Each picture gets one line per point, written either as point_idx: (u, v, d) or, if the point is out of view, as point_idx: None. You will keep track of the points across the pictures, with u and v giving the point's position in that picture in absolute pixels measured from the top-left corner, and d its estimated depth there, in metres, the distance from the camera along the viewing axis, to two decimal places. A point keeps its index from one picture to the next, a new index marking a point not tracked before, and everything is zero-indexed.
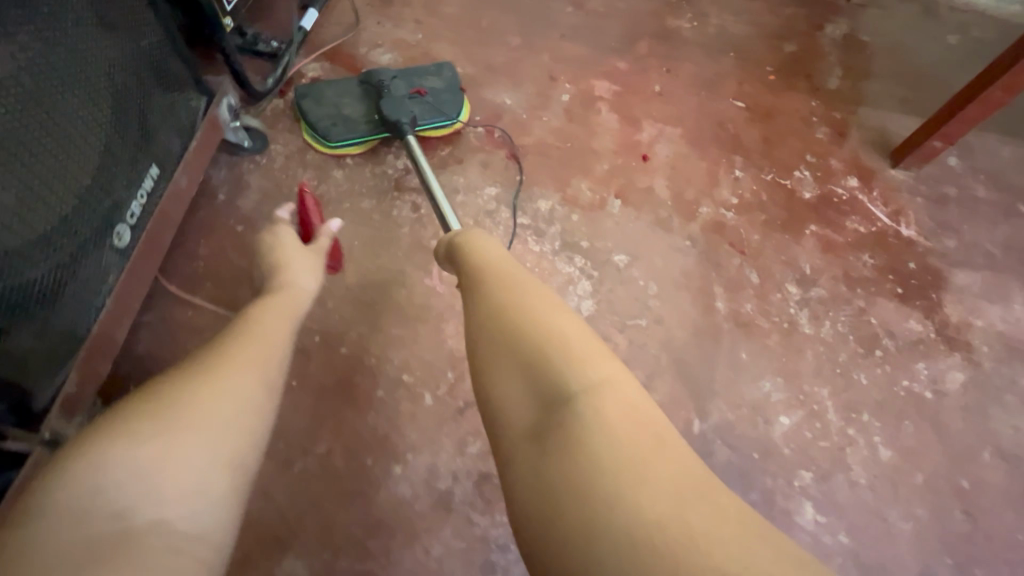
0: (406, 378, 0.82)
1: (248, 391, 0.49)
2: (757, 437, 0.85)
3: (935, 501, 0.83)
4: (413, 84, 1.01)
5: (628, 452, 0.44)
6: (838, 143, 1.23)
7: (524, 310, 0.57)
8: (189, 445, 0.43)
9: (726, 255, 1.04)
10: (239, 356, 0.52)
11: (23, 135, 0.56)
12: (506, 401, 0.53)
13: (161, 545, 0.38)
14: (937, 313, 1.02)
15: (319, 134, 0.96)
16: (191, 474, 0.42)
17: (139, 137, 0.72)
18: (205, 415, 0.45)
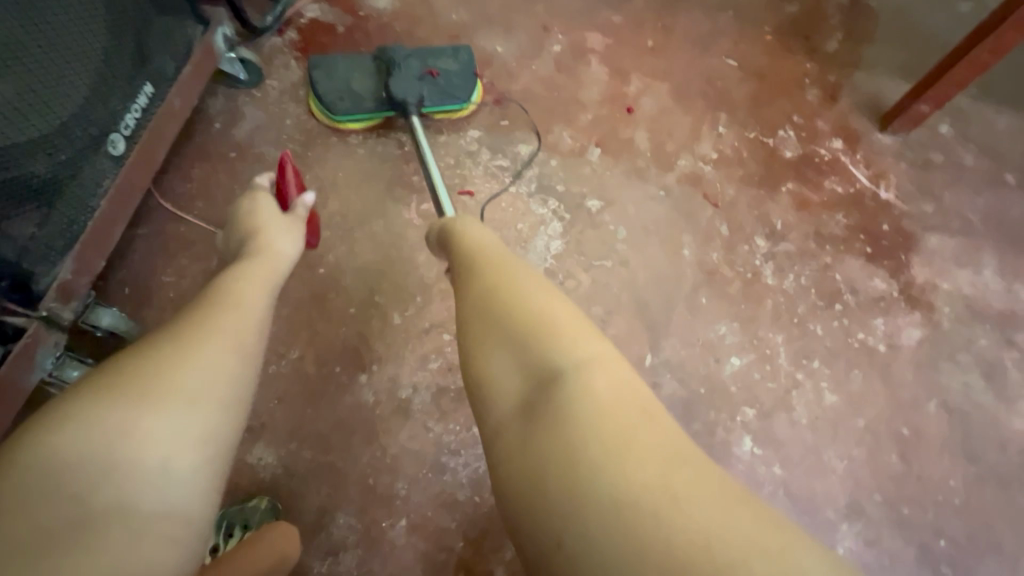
0: (377, 298, 0.88)
1: (228, 364, 0.48)
2: (706, 374, 0.90)
3: (872, 444, 0.88)
4: (427, 64, 1.01)
5: (612, 422, 0.44)
6: (830, 105, 1.22)
7: (515, 295, 0.56)
8: (161, 422, 0.42)
9: (699, 206, 1.06)
10: (220, 325, 0.51)
11: (27, 41, 0.61)
12: (496, 384, 0.51)
13: (128, 524, 0.38)
14: (903, 273, 1.04)
15: (326, 104, 0.96)
16: (162, 452, 0.42)
17: (135, 56, 0.77)
18: (182, 391, 0.44)
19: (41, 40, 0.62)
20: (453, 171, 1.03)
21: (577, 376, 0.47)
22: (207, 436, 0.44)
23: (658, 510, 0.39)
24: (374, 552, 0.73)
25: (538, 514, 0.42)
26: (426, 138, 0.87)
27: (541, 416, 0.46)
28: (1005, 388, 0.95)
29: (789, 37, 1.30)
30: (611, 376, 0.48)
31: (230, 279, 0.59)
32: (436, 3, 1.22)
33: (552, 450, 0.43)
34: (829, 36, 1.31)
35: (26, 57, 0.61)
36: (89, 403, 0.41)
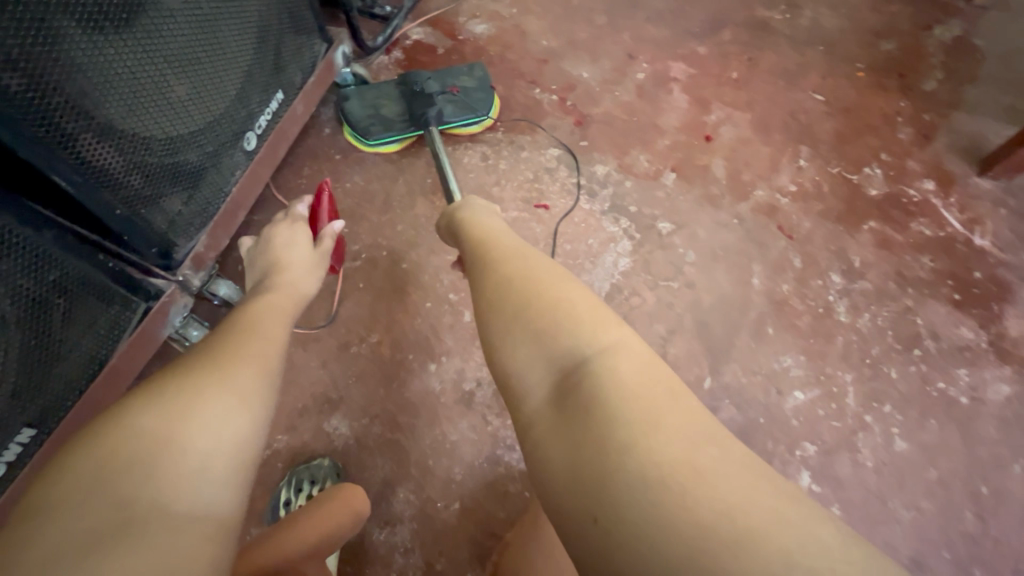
0: (451, 296, 0.95)
1: (247, 376, 0.48)
2: (766, 404, 0.89)
3: (945, 498, 0.83)
4: (446, 83, 1.06)
5: (638, 400, 0.39)
6: (923, 145, 1.18)
7: (531, 283, 0.51)
8: (194, 423, 0.41)
9: (773, 236, 1.06)
10: (238, 347, 0.51)
11: (198, 52, 0.73)
12: (521, 376, 0.46)
13: (166, 524, 0.35)
14: (995, 325, 0.98)
15: (359, 132, 1.03)
16: (197, 454, 0.39)
17: (273, 68, 0.90)
18: (211, 399, 0.43)
19: (207, 52, 0.75)
20: (532, 185, 1.10)
21: (601, 360, 0.43)
22: (239, 443, 0.42)
23: (705, 499, 0.34)
24: (427, 529, 0.78)
25: (576, 524, 0.37)
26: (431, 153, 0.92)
27: (569, 411, 0.41)
28: None
29: (883, 74, 1.27)
30: (633, 357, 0.43)
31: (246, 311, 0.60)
32: (529, 31, 1.31)
33: (587, 448, 0.38)
34: (927, 76, 1.27)
35: (194, 64, 0.73)
36: (118, 418, 0.40)
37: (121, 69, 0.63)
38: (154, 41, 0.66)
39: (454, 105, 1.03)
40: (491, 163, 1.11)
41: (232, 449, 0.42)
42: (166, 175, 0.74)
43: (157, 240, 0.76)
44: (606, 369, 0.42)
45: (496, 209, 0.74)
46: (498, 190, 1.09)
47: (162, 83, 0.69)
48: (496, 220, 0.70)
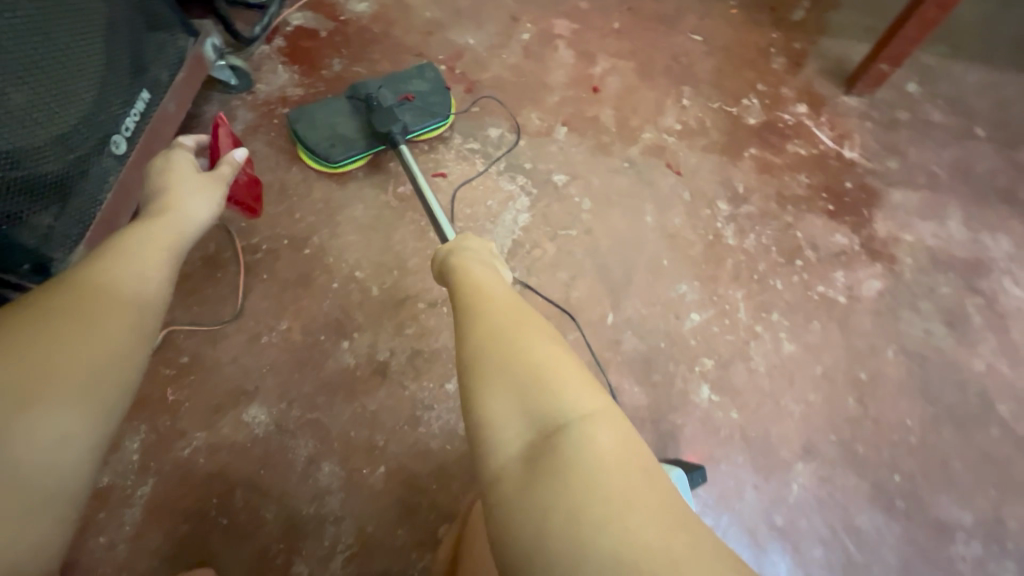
0: (357, 274, 0.97)
1: (111, 360, 0.42)
2: (666, 329, 0.95)
3: (829, 389, 0.92)
4: (399, 91, 1.05)
5: (621, 480, 0.36)
6: (794, 72, 1.26)
7: (508, 327, 0.47)
8: (57, 398, 0.38)
9: (662, 175, 1.11)
10: (109, 315, 0.44)
11: (37, 57, 0.72)
12: (495, 431, 0.42)
13: (23, 501, 0.36)
14: (865, 228, 1.06)
15: (322, 156, 1.00)
16: (59, 427, 0.38)
17: (135, 67, 0.88)
18: (67, 390, 0.39)
19: (48, 55, 0.73)
20: (429, 156, 1.11)
21: (583, 427, 0.40)
22: (110, 406, 0.41)
23: None
24: (355, 498, 0.80)
25: None
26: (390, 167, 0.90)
27: (543, 467, 0.38)
28: (966, 332, 0.97)
29: (754, 9, 1.34)
30: (619, 428, 0.41)
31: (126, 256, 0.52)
32: (412, 5, 1.31)
33: (562, 527, 0.35)
34: (793, 7, 1.34)
35: (35, 70, 0.72)
36: None
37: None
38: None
39: (414, 113, 1.03)
40: None
41: (99, 417, 0.40)
42: (26, 188, 0.73)
43: (25, 255, 0.75)
44: (588, 438, 0.39)
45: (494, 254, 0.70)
46: (395, 163, 1.08)
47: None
48: (492, 264, 0.67)
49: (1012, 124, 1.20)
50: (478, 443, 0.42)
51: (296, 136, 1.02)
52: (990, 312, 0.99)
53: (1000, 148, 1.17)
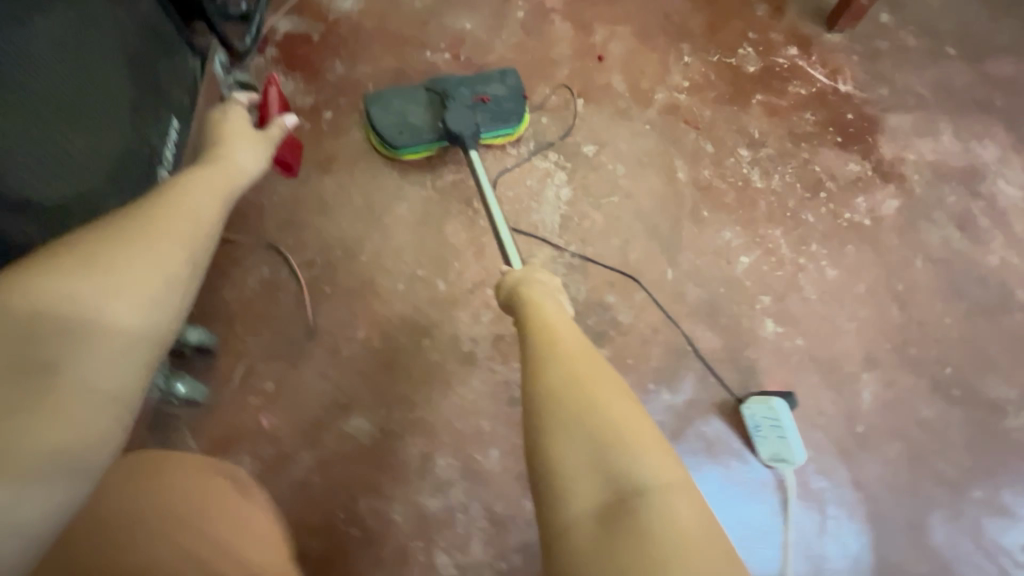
0: (420, 272, 0.97)
1: (156, 283, 0.49)
2: (721, 275, 1.01)
3: (874, 303, 1.00)
4: (477, 91, 1.01)
5: (693, 553, 0.40)
6: (778, 17, 1.32)
7: (585, 385, 0.51)
8: (115, 305, 0.45)
9: (682, 132, 1.16)
10: (156, 242, 0.51)
11: (70, 92, 0.67)
12: (570, 479, 0.45)
13: (88, 395, 0.41)
14: (873, 154, 1.15)
15: (386, 140, 0.99)
16: (114, 331, 0.44)
17: (157, 91, 0.83)
18: (125, 297, 0.46)
19: (81, 88, 0.68)
20: None
21: (659, 494, 0.44)
22: (154, 326, 0.47)
23: None
24: (477, 483, 0.83)
25: None
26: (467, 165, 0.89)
27: (623, 523, 0.41)
28: (978, 233, 1.08)
29: None
30: (690, 500, 0.45)
31: (175, 194, 0.57)
32: None
33: None
34: None
35: (71, 106, 0.67)
36: (49, 276, 0.44)
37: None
38: (13, 92, 0.60)
39: (487, 116, 0.99)
40: None
41: (146, 335, 0.47)
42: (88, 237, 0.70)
43: None
44: (664, 504, 0.43)
45: (565, 296, 0.74)
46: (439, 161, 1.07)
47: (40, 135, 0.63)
48: (559, 304, 0.71)
49: (974, 40, 1.31)
50: (553, 486, 0.45)
51: (367, 115, 1.00)
52: (993, 212, 1.10)
53: (970, 62, 1.28)
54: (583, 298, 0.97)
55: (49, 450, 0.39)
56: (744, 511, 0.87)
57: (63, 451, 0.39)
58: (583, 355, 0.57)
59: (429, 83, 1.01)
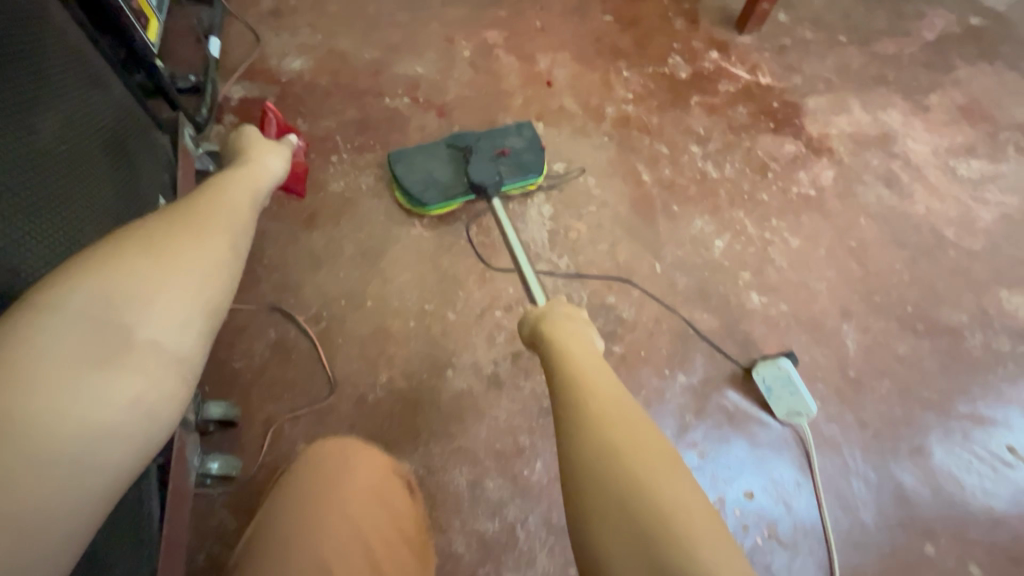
0: (427, 307, 0.99)
1: (211, 261, 0.52)
2: (703, 260, 1.10)
3: (836, 262, 1.12)
4: (496, 145, 1.08)
5: None
6: (694, 28, 1.47)
7: (624, 452, 0.49)
8: (179, 279, 0.49)
9: (637, 139, 1.26)
10: (207, 231, 0.55)
11: (74, 168, 0.68)
12: (613, 564, 0.43)
13: (161, 358, 0.45)
14: (803, 134, 1.30)
15: (413, 197, 1.03)
16: (180, 303, 0.48)
17: (133, 171, 0.84)
18: (186, 272, 0.50)
19: (82, 166, 0.69)
20: None
21: None
22: (214, 301, 0.51)
23: None
24: (527, 497, 0.86)
25: None
26: (500, 212, 0.95)
27: None
28: (903, 187, 1.23)
29: None
30: None
31: (211, 197, 0.62)
32: (346, 49, 1.33)
33: None
34: None
35: (77, 183, 0.68)
36: (119, 252, 0.48)
37: (23, 211, 0.57)
38: (35, 171, 0.61)
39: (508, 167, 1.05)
40: (387, 180, 1.13)
41: (208, 307, 0.50)
42: None
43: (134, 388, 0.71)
44: None
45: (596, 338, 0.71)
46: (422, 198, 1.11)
47: (54, 217, 0.62)
48: (589, 344, 0.69)
49: (858, 27, 1.52)
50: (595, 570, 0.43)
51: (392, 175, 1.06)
52: (911, 168, 1.27)
53: (860, 46, 1.48)
54: (586, 304, 1.03)
55: (125, 398, 0.42)
56: (776, 469, 0.95)
57: (140, 404, 0.43)
58: (623, 414, 0.54)
59: (451, 140, 1.08)
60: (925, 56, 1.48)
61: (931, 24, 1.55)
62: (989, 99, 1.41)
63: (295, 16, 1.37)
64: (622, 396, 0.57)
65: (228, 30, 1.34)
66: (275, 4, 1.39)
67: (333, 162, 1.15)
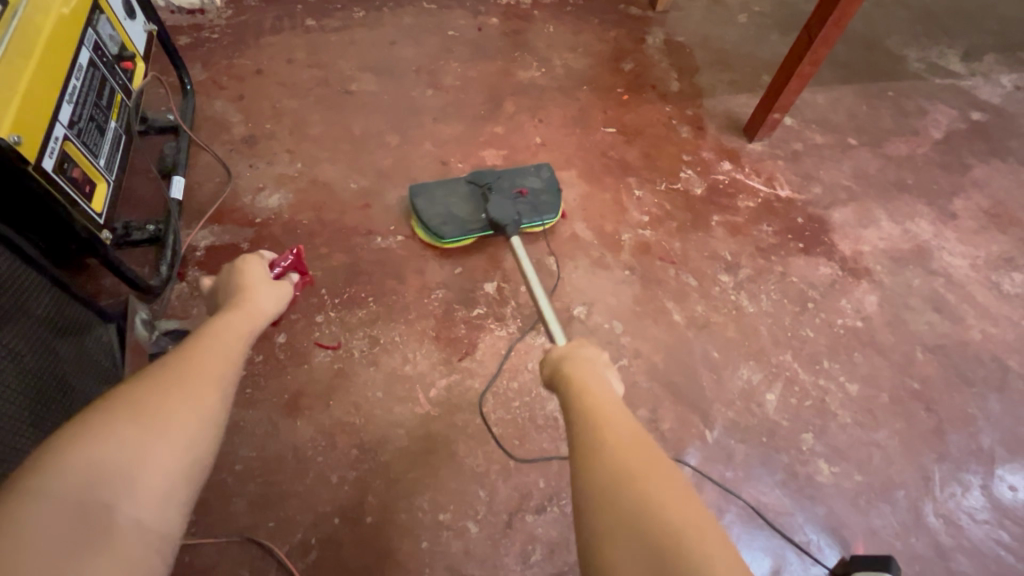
0: (443, 518, 0.81)
1: (197, 419, 0.48)
2: (759, 422, 0.95)
3: (903, 410, 0.99)
4: (516, 185, 1.08)
5: None
6: (701, 136, 1.39)
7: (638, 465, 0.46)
8: (170, 447, 0.45)
9: (661, 270, 1.13)
10: (198, 376, 0.51)
11: None
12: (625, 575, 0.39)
13: (140, 546, 0.40)
14: (835, 253, 1.20)
15: (432, 232, 1.03)
16: (165, 477, 0.43)
17: (64, 394, 0.70)
18: (174, 433, 0.45)
19: None
20: (441, 338, 0.98)
21: None
22: (200, 466, 0.47)
23: None
24: None
25: None
26: (518, 250, 0.97)
27: None
28: (952, 311, 1.13)
29: (639, 89, 1.47)
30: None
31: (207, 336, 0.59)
32: (330, 180, 1.19)
33: None
34: (668, 80, 1.50)
35: None
36: (108, 413, 0.44)
37: None
38: None
39: (528, 207, 1.05)
40: (385, 342, 0.96)
41: (193, 472, 0.46)
42: None
43: None
44: None
45: (605, 361, 0.70)
46: (428, 367, 0.94)
47: None
48: (598, 368, 0.66)
49: (867, 128, 1.46)
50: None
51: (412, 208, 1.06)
52: (955, 286, 1.17)
53: (872, 148, 1.42)
54: None
55: None
56: None
57: None
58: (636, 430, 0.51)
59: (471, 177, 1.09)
60: (937, 156, 1.43)
61: (936, 121, 1.51)
62: (1011, 200, 1.35)
63: (271, 142, 1.23)
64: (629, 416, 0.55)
65: (193, 164, 1.19)
66: (249, 129, 1.25)
67: (319, 322, 0.97)
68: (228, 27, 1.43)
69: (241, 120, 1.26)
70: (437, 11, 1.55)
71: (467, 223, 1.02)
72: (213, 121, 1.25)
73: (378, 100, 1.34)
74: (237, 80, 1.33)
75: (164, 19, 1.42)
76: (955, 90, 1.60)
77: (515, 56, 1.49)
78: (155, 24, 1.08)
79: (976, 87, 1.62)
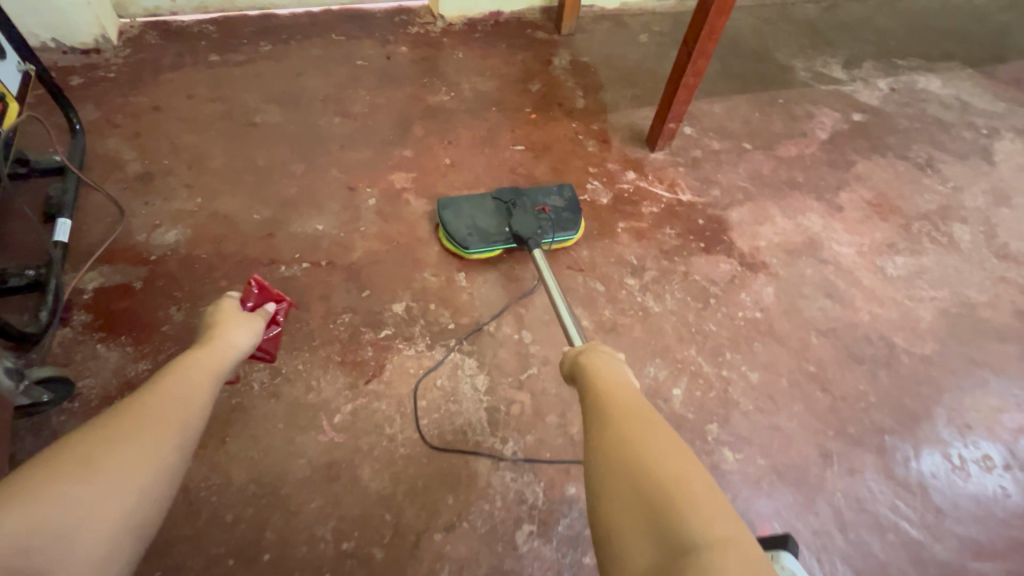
0: (346, 546, 0.79)
1: (146, 476, 0.46)
2: (665, 417, 0.98)
3: (801, 393, 1.04)
4: (539, 202, 1.13)
5: None
6: (607, 148, 1.45)
7: (636, 446, 0.48)
8: (115, 510, 0.43)
9: (570, 278, 1.15)
10: (152, 430, 0.49)
11: None
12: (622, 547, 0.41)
13: None
14: (734, 250, 1.26)
15: (457, 243, 1.07)
16: (102, 542, 0.41)
17: None
18: (111, 501, 0.43)
19: None
20: (345, 363, 0.96)
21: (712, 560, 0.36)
22: (145, 527, 0.45)
23: None
24: None
25: None
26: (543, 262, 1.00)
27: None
28: (843, 296, 1.20)
29: (545, 108, 1.53)
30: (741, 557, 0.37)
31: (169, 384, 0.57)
32: (232, 212, 1.17)
33: None
34: (574, 98, 1.57)
35: None
36: (53, 468, 0.42)
37: None
38: None
39: (551, 223, 1.09)
40: (287, 372, 0.94)
41: (132, 532, 0.44)
42: None
43: None
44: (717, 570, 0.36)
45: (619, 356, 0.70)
46: (331, 394, 0.92)
47: None
48: (612, 359, 0.68)
49: (760, 133, 1.56)
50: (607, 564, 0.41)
51: (440, 219, 1.11)
52: (844, 273, 1.25)
53: (765, 151, 1.51)
54: (543, 500, 0.86)
55: None
56: None
57: None
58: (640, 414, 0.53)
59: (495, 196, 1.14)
60: (824, 155, 1.53)
61: (821, 123, 1.63)
62: (891, 191, 1.46)
63: (168, 178, 1.20)
64: (637, 400, 0.57)
65: (82, 205, 1.14)
66: (145, 166, 1.22)
67: None
68: (124, 66, 1.40)
69: (137, 157, 1.23)
70: (346, 42, 1.57)
71: (492, 236, 1.06)
72: (106, 160, 1.22)
73: (284, 130, 1.34)
74: (133, 118, 1.30)
75: (57, 62, 1.38)
76: (838, 95, 1.74)
77: (425, 82, 1.52)
78: (32, 62, 1.05)
79: (856, 91, 1.76)
